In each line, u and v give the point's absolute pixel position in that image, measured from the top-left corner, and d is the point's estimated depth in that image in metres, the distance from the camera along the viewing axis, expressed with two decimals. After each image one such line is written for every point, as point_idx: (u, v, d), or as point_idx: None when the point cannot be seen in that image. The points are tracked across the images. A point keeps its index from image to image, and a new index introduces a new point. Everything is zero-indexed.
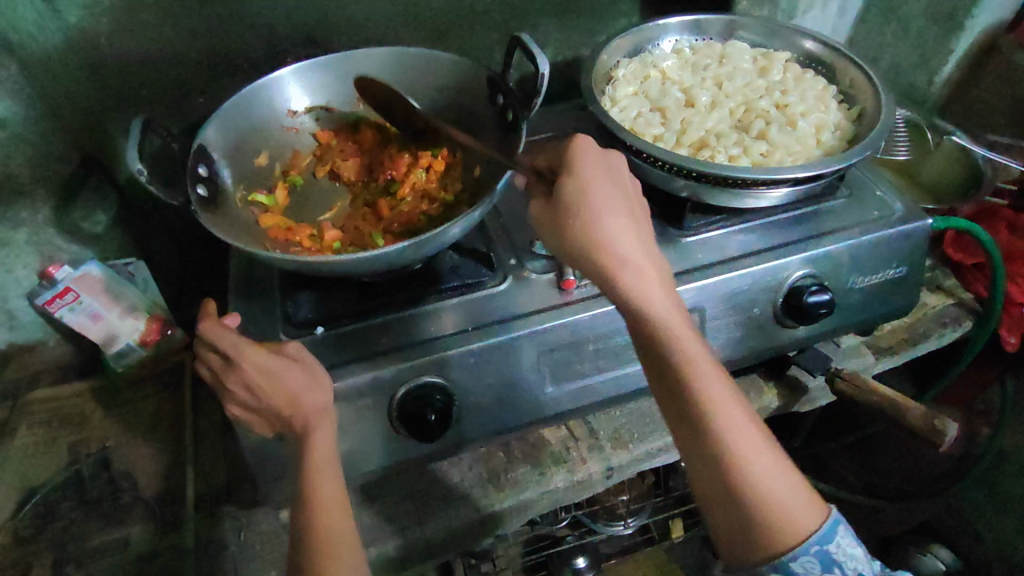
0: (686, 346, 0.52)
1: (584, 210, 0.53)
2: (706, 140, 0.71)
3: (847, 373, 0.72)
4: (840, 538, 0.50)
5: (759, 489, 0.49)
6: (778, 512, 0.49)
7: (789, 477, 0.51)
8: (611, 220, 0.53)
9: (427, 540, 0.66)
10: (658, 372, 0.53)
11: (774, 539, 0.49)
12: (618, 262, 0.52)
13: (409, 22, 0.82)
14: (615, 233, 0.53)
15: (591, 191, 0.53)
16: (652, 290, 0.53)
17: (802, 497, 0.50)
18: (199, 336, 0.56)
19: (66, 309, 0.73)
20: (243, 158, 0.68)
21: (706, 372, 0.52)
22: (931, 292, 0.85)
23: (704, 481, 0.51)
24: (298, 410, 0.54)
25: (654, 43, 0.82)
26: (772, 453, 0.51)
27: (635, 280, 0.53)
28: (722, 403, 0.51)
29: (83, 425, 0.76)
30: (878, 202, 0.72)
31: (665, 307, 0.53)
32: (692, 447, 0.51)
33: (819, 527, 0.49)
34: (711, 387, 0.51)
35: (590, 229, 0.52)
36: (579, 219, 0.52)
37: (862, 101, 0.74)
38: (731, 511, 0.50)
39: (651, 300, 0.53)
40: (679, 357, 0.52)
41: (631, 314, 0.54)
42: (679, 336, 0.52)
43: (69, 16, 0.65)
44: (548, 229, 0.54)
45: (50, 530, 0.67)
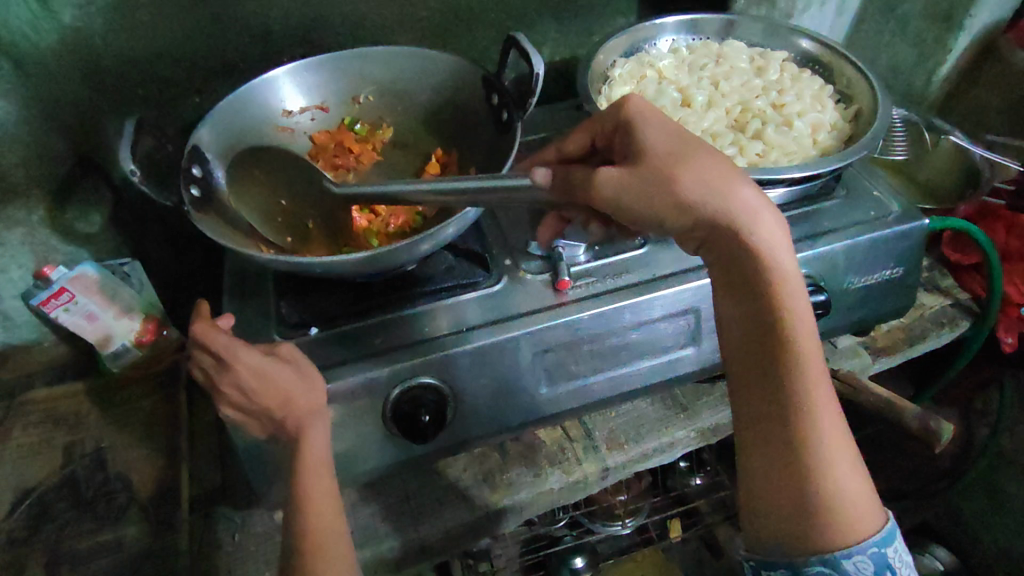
0: (802, 318, 0.47)
1: (699, 158, 0.47)
2: (702, 140, 0.71)
3: (843, 374, 0.72)
4: (896, 544, 0.48)
5: (837, 479, 0.47)
6: (848, 506, 0.47)
7: (860, 470, 0.48)
8: (735, 170, 0.47)
9: (422, 541, 0.66)
10: (764, 340, 0.47)
11: (837, 533, 0.46)
12: (743, 214, 0.46)
13: (405, 21, 0.82)
14: (740, 183, 0.46)
15: (698, 141, 0.48)
16: (782, 250, 0.46)
17: (866, 494, 0.48)
18: (193, 337, 0.56)
19: (61, 310, 0.73)
20: (237, 158, 0.67)
21: (815, 350, 0.47)
22: (929, 292, 0.85)
23: (779, 464, 0.47)
24: (290, 411, 0.54)
25: (650, 42, 0.81)
26: (848, 445, 0.48)
27: (765, 238, 0.46)
28: (820, 383, 0.47)
29: (77, 426, 0.76)
30: (876, 202, 0.72)
31: (793, 271, 0.47)
32: (777, 428, 0.47)
33: (881, 530, 0.47)
34: (816, 366, 0.47)
35: (704, 176, 0.46)
36: (694, 167, 0.46)
37: (858, 101, 0.73)
38: (804, 500, 0.46)
39: (779, 260, 0.46)
40: (792, 328, 0.47)
41: (745, 274, 0.47)
42: (799, 305, 0.47)
43: (63, 16, 0.65)
44: (641, 175, 0.47)
45: (44, 531, 0.67)
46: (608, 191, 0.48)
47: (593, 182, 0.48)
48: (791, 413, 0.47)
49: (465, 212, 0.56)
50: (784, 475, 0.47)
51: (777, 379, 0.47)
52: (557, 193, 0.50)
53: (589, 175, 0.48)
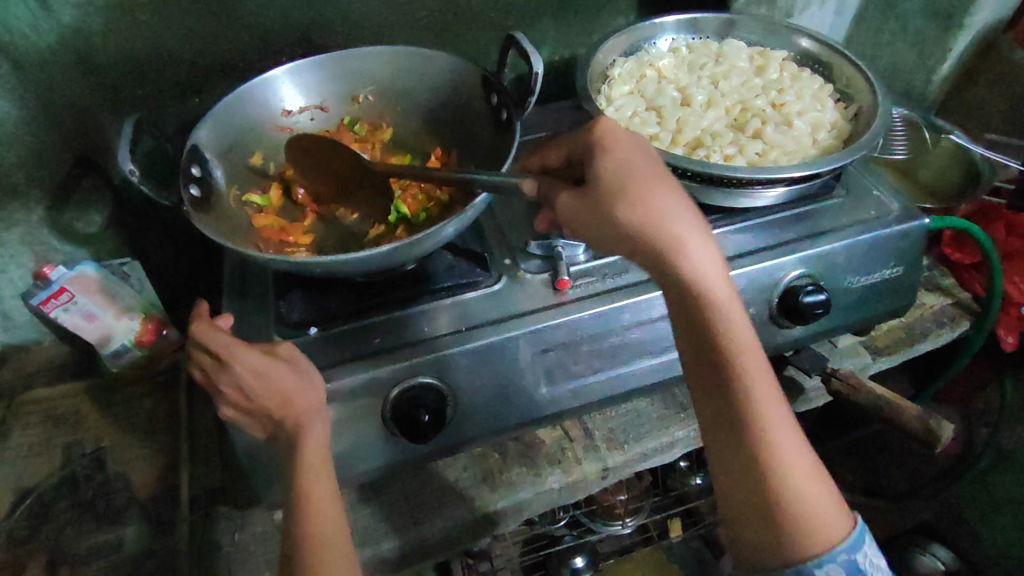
0: (739, 334, 0.50)
1: (635, 190, 0.50)
2: (701, 139, 0.71)
3: (843, 375, 0.72)
4: (867, 547, 0.49)
5: (792, 487, 0.48)
6: (811, 513, 0.48)
7: (821, 476, 0.49)
8: (668, 200, 0.50)
9: (421, 541, 0.66)
10: (705, 358, 0.50)
11: (803, 540, 0.47)
12: (674, 241, 0.49)
13: (404, 21, 0.82)
14: (672, 212, 0.50)
15: (634, 170, 0.51)
16: (710, 272, 0.50)
17: (832, 500, 0.49)
18: (192, 337, 0.56)
19: (61, 309, 0.73)
20: (236, 158, 0.67)
21: (754, 364, 0.50)
22: (929, 291, 0.85)
23: (736, 475, 0.49)
24: (290, 410, 0.54)
25: (650, 42, 0.81)
26: (806, 451, 0.50)
27: (696, 263, 0.50)
28: (766, 394, 0.50)
29: (77, 426, 0.76)
30: (876, 201, 0.72)
31: (724, 291, 0.50)
32: (727, 440, 0.50)
33: (849, 537, 0.48)
34: (757, 378, 0.50)
35: (639, 204, 0.49)
36: (631, 199, 0.49)
37: (858, 100, 0.73)
38: (764, 510, 0.48)
39: (709, 282, 0.50)
40: (730, 344, 0.50)
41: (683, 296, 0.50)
42: (733, 323, 0.50)
43: (62, 16, 0.65)
44: (589, 209, 0.51)
45: (44, 531, 0.67)
46: (570, 219, 0.52)
47: (560, 205, 0.52)
48: (739, 425, 0.49)
49: (467, 211, 0.56)
50: (741, 485, 0.49)
51: (722, 393, 0.50)
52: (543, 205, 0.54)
53: (558, 198, 0.52)
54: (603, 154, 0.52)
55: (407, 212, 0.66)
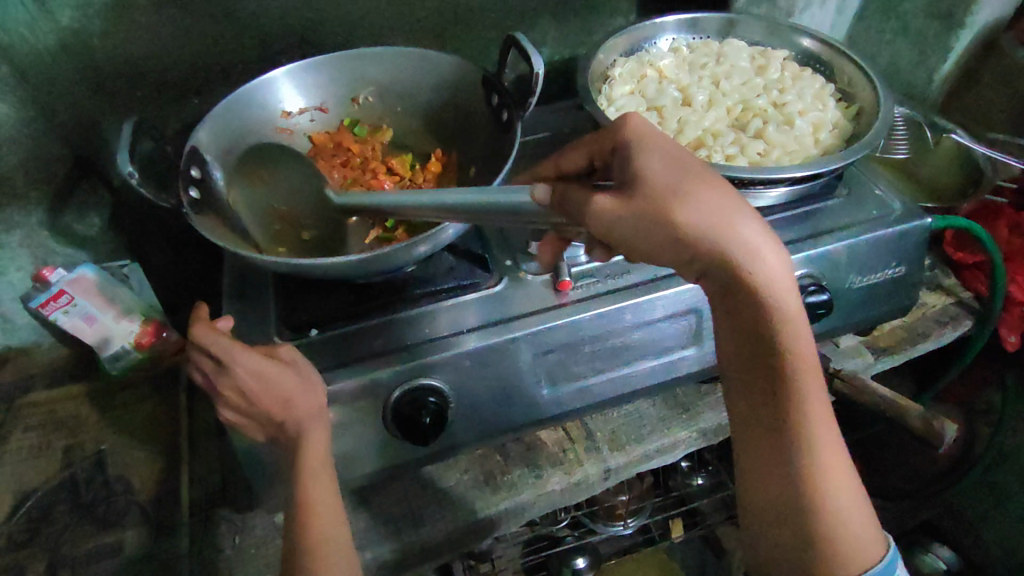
0: (806, 362, 0.47)
1: (707, 199, 0.43)
2: (702, 139, 0.71)
3: (845, 375, 0.72)
4: (896, 567, 0.50)
5: (835, 514, 0.48)
6: (854, 538, 0.48)
7: (864, 499, 0.50)
8: (740, 209, 0.44)
9: (423, 544, 0.65)
10: (767, 385, 0.48)
11: (846, 566, 0.48)
12: (750, 260, 0.44)
13: (404, 22, 0.81)
14: (748, 226, 0.44)
15: (695, 174, 0.44)
16: (787, 295, 0.45)
17: (870, 522, 0.50)
18: (193, 339, 0.56)
19: (60, 312, 0.72)
20: (236, 159, 0.67)
21: (815, 391, 0.47)
22: (931, 291, 0.85)
23: (784, 503, 0.48)
24: (291, 413, 0.54)
25: (650, 42, 0.81)
26: (852, 475, 0.50)
27: (774, 281, 0.44)
28: (822, 419, 0.48)
29: (77, 429, 0.76)
30: (877, 201, 0.72)
31: (799, 316, 0.46)
32: (777, 465, 0.48)
33: (883, 558, 0.49)
34: (818, 406, 0.48)
35: (708, 216, 0.43)
36: (700, 210, 0.43)
37: (860, 99, 0.73)
38: (811, 539, 0.48)
39: (786, 305, 0.45)
40: (796, 374, 0.47)
41: (751, 319, 0.46)
42: (804, 349, 0.47)
43: (61, 17, 0.65)
44: (644, 216, 0.44)
45: (44, 534, 0.66)
46: (608, 228, 0.45)
47: (596, 212, 0.45)
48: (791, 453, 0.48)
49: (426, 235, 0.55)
50: (791, 514, 0.48)
51: (778, 420, 0.48)
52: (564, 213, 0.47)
53: (595, 205, 0.45)
54: (654, 153, 0.45)
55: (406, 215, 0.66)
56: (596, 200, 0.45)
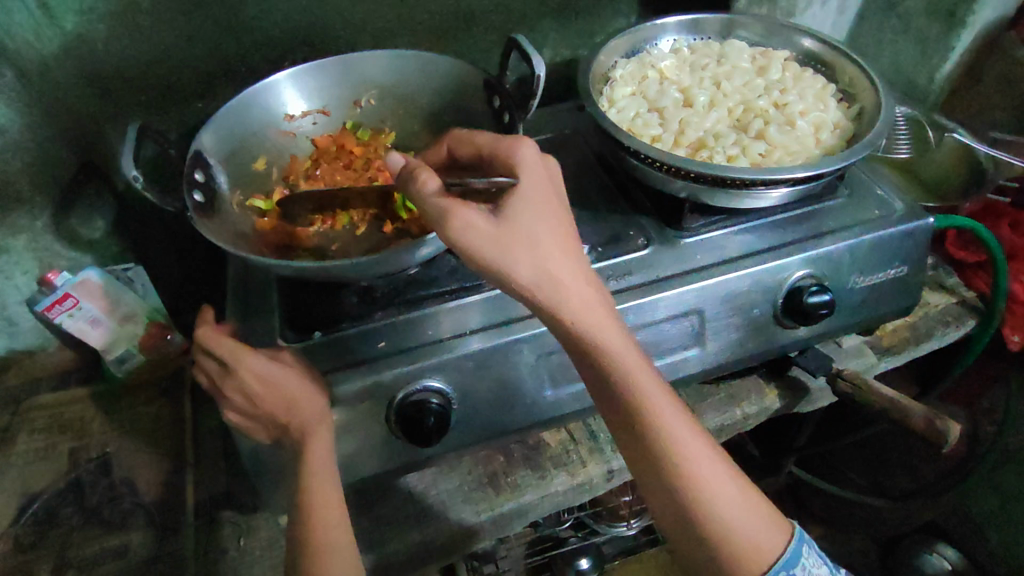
0: (639, 384, 0.52)
1: (529, 242, 0.49)
2: (704, 140, 0.71)
3: (848, 374, 0.71)
4: (805, 560, 0.52)
5: (723, 519, 0.50)
6: (746, 542, 0.50)
7: (751, 499, 0.52)
8: (555, 248, 0.50)
9: (426, 545, 0.65)
10: (617, 413, 0.53)
11: (742, 568, 0.50)
12: (566, 299, 0.50)
13: (406, 25, 0.82)
14: (563, 267, 0.51)
15: (528, 224, 0.49)
16: (602, 326, 0.51)
17: (765, 521, 0.52)
18: (198, 342, 0.57)
19: (65, 316, 0.73)
20: (238, 162, 0.68)
21: (661, 407, 0.52)
22: (934, 290, 0.84)
23: (672, 519, 0.52)
24: (295, 414, 0.55)
25: (651, 43, 0.81)
26: (732, 481, 0.52)
27: (588, 317, 0.51)
28: (678, 432, 0.52)
29: (83, 432, 0.76)
30: (880, 200, 0.72)
31: (618, 345, 0.52)
32: (655, 483, 0.52)
33: (785, 550, 0.52)
34: (667, 424, 0.51)
35: (534, 258, 0.49)
36: (526, 253, 0.49)
37: (861, 99, 0.73)
38: (700, 547, 0.51)
39: (603, 339, 0.51)
40: (633, 398, 0.51)
41: (582, 355, 0.52)
42: (633, 372, 0.52)
43: (65, 22, 0.65)
44: (494, 248, 0.48)
45: (51, 536, 0.67)
46: (469, 255, 0.48)
47: (461, 224, 0.47)
48: (662, 471, 0.51)
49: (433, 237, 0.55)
50: (683, 528, 0.51)
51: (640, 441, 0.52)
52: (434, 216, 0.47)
53: (456, 220, 0.47)
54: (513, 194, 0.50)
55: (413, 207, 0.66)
56: (456, 214, 0.47)
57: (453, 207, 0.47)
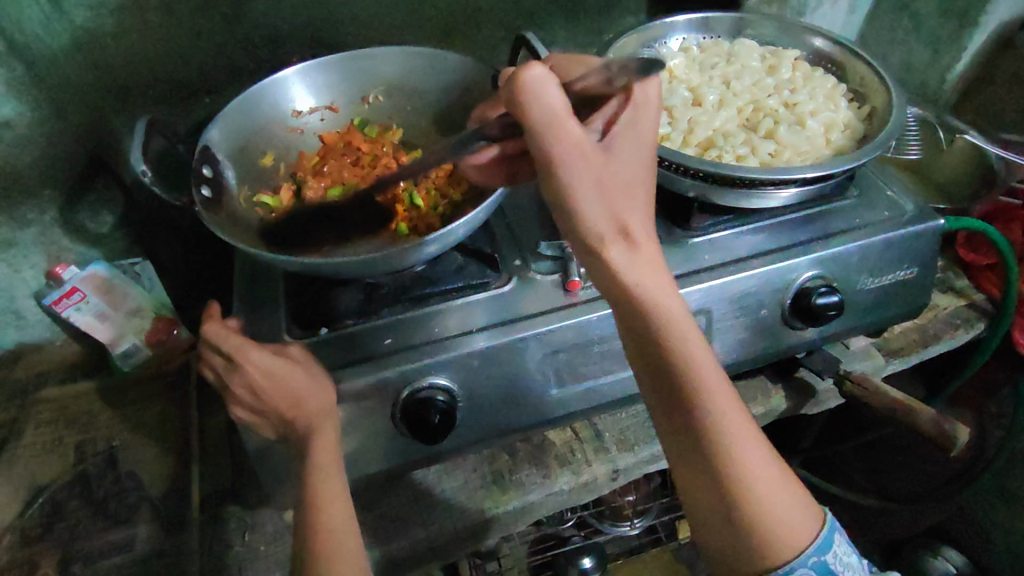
0: (698, 354, 0.50)
1: (611, 190, 0.47)
2: (713, 139, 0.70)
3: (855, 375, 0.71)
4: (837, 548, 0.51)
5: (761, 497, 0.49)
6: (780, 526, 0.49)
7: (789, 485, 0.51)
8: (637, 203, 0.49)
9: (430, 541, 0.65)
10: (668, 379, 0.50)
11: (770, 548, 0.49)
12: (629, 260, 0.48)
13: (414, 21, 0.81)
14: (636, 224, 0.48)
15: (613, 170, 0.47)
16: (663, 292, 0.50)
17: (799, 506, 0.51)
18: (205, 338, 0.57)
19: (73, 309, 0.75)
20: (246, 157, 0.68)
21: (714, 376, 0.50)
22: (943, 293, 0.84)
23: (709, 493, 0.50)
24: (301, 411, 0.55)
25: (660, 42, 0.81)
26: (773, 463, 0.51)
27: (649, 279, 0.49)
28: (729, 404, 0.50)
29: (89, 425, 0.76)
30: (889, 202, 0.71)
31: (677, 308, 0.50)
32: (697, 453, 0.50)
33: (818, 538, 0.50)
34: (717, 392, 0.50)
35: (609, 205, 0.47)
36: (602, 199, 0.47)
37: (872, 99, 0.72)
38: (736, 524, 0.49)
39: (663, 301, 0.49)
40: (686, 363, 0.50)
41: (635, 316, 0.50)
42: (690, 339, 0.50)
43: (75, 16, 0.65)
44: (588, 182, 0.46)
45: (58, 528, 0.67)
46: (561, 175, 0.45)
47: (567, 140, 0.44)
48: (708, 441, 0.50)
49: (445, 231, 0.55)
50: (719, 505, 0.50)
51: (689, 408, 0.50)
52: (540, 127, 0.44)
53: (564, 136, 0.44)
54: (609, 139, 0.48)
55: (419, 203, 0.67)
56: (566, 130, 0.44)
57: (566, 118, 0.44)
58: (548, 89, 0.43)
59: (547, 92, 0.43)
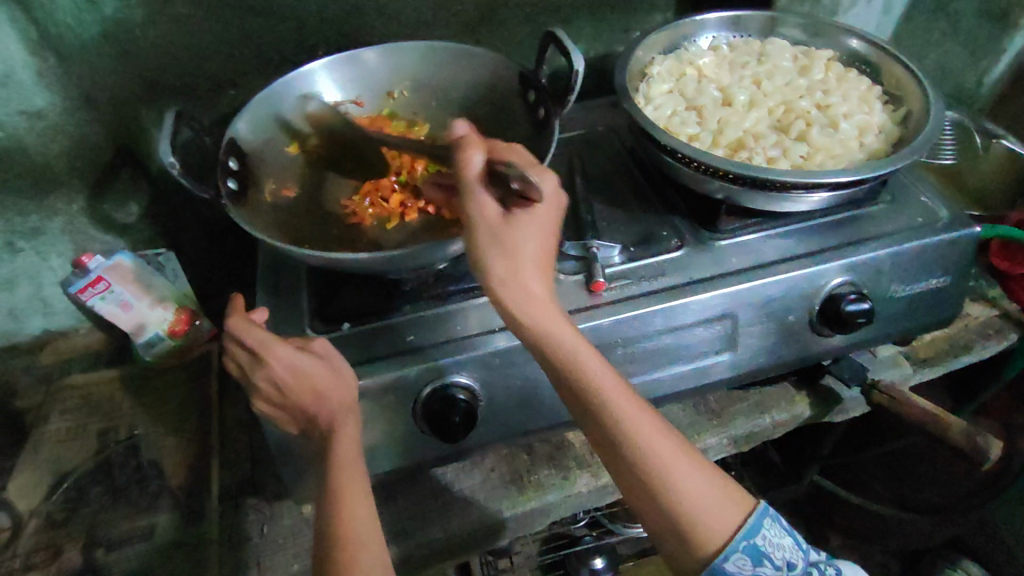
0: (590, 366, 0.50)
1: (508, 249, 0.48)
2: (743, 141, 0.69)
3: (884, 386, 0.70)
4: (766, 530, 0.51)
5: (683, 498, 0.49)
6: (702, 517, 0.49)
7: (710, 476, 0.51)
8: (534, 250, 0.49)
9: (447, 539, 0.65)
10: (571, 398, 0.51)
11: (700, 541, 0.49)
12: (522, 297, 0.49)
13: (441, 15, 0.81)
14: (529, 258, 0.48)
15: (514, 236, 0.48)
16: (556, 319, 0.50)
17: (723, 494, 0.50)
18: (229, 332, 0.56)
19: (97, 298, 0.75)
20: (272, 150, 0.68)
21: (613, 387, 0.50)
22: (975, 302, 0.82)
23: (636, 498, 0.50)
24: (323, 408, 0.54)
25: (690, 40, 0.79)
26: (687, 457, 0.51)
27: (537, 301, 0.49)
28: (632, 415, 0.50)
29: (113, 413, 0.77)
30: (923, 207, 0.70)
31: (564, 329, 0.50)
32: (614, 463, 0.51)
33: (745, 521, 0.50)
34: (618, 403, 0.50)
35: (509, 257, 0.48)
36: (500, 255, 0.48)
37: (909, 102, 0.71)
38: (664, 523, 0.50)
39: (552, 323, 0.49)
40: (582, 381, 0.50)
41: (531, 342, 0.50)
42: (582, 358, 0.50)
43: (105, 8, 0.65)
44: (485, 240, 0.48)
45: (80, 513, 0.68)
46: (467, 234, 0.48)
47: (474, 208, 0.47)
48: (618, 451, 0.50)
49: None
50: (644, 506, 0.50)
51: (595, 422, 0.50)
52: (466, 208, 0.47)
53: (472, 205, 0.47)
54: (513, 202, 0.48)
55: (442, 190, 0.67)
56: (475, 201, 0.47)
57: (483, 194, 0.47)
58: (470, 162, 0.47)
59: (471, 164, 0.47)
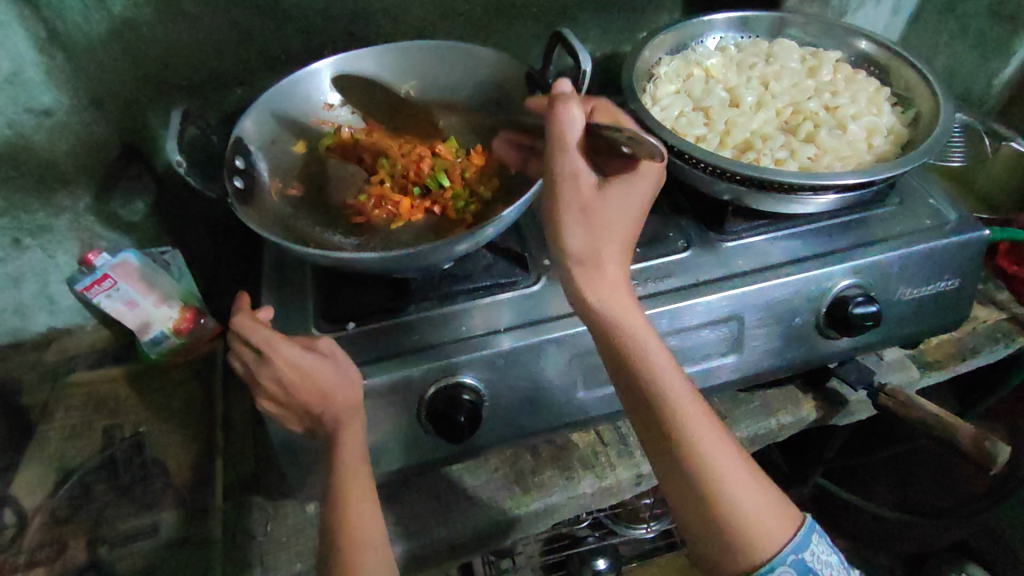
0: (657, 361, 0.51)
1: (595, 224, 0.49)
2: (751, 142, 0.69)
3: (890, 389, 0.70)
4: (815, 546, 0.50)
5: (735, 503, 0.49)
6: (751, 522, 0.49)
7: (762, 487, 0.51)
8: (618, 235, 0.50)
9: (451, 539, 0.65)
10: (633, 390, 0.51)
11: (746, 549, 0.49)
12: (596, 280, 0.50)
13: (448, 15, 0.81)
14: (608, 246, 0.50)
15: (602, 214, 0.49)
16: (628, 309, 0.51)
17: (773, 506, 0.50)
18: (234, 330, 0.55)
19: (103, 295, 0.76)
20: (278, 149, 0.68)
21: (677, 384, 0.51)
22: (983, 305, 0.82)
23: (684, 500, 0.50)
24: (329, 407, 0.54)
25: (697, 40, 0.79)
26: (742, 463, 0.51)
27: (610, 291, 0.50)
28: (694, 415, 0.50)
29: (118, 410, 0.77)
30: (931, 210, 0.69)
31: (635, 322, 0.51)
32: (668, 461, 0.51)
33: (793, 535, 0.49)
34: (682, 400, 0.50)
35: (592, 236, 0.49)
36: (584, 232, 0.49)
37: (918, 104, 0.70)
38: (711, 527, 0.49)
39: (622, 317, 0.51)
40: (648, 374, 0.51)
41: (599, 329, 0.51)
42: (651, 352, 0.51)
43: (113, 6, 0.65)
44: (572, 208, 0.49)
45: (84, 511, 0.68)
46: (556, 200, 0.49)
47: (565, 173, 0.48)
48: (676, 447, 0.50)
49: (481, 232, 0.56)
50: (693, 509, 0.50)
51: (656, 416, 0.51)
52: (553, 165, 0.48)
53: (568, 167, 0.47)
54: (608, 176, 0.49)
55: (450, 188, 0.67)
56: (571, 164, 0.47)
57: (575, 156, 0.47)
58: (569, 120, 0.47)
59: (569, 120, 0.47)
